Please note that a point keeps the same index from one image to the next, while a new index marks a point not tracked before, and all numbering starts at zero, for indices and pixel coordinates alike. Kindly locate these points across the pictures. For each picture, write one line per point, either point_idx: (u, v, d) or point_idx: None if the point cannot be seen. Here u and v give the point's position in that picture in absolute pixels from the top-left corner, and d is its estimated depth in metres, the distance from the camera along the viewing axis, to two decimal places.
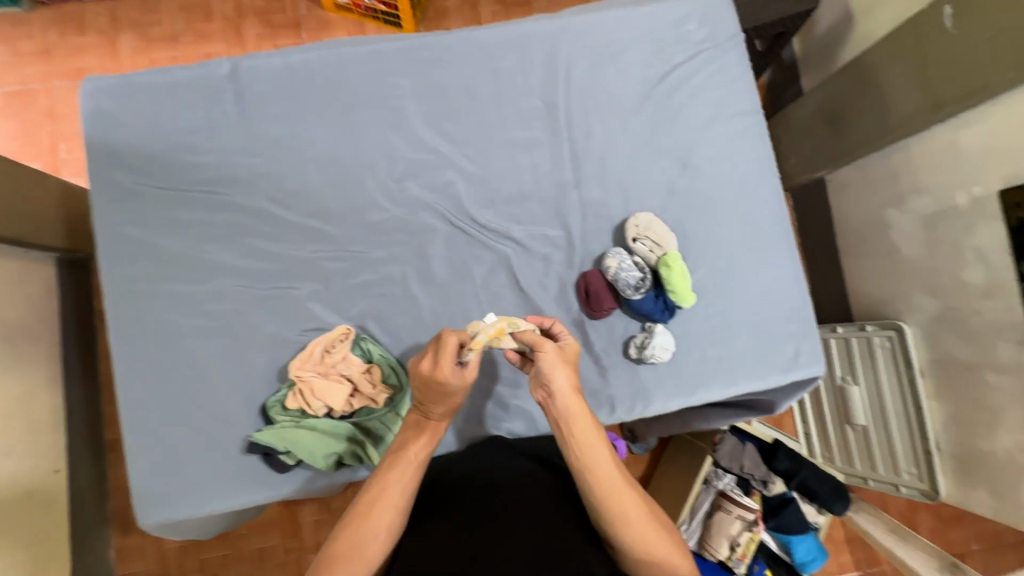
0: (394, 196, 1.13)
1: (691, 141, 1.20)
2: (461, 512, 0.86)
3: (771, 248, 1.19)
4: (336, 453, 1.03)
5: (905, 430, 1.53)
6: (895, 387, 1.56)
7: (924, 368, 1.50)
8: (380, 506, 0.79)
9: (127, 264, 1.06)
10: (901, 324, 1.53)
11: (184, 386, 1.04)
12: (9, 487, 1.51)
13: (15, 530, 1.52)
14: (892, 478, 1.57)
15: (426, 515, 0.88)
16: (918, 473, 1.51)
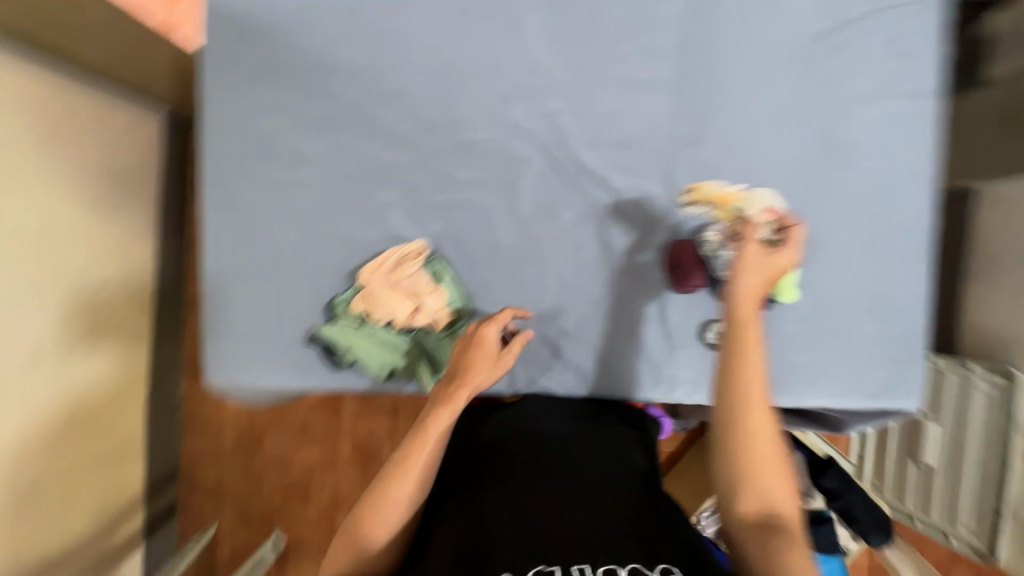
0: (494, 116, 1.05)
1: (841, 116, 1.02)
2: (501, 479, 0.86)
3: (900, 258, 1.03)
4: (390, 364, 1.06)
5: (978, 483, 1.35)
6: (982, 435, 1.35)
7: None
8: (398, 475, 0.81)
9: (225, 136, 1.06)
10: (1013, 370, 1.29)
11: (260, 266, 1.07)
12: (103, 316, 1.69)
13: (104, 355, 1.71)
14: (945, 526, 1.43)
15: (468, 474, 0.90)
16: (977, 529, 1.36)
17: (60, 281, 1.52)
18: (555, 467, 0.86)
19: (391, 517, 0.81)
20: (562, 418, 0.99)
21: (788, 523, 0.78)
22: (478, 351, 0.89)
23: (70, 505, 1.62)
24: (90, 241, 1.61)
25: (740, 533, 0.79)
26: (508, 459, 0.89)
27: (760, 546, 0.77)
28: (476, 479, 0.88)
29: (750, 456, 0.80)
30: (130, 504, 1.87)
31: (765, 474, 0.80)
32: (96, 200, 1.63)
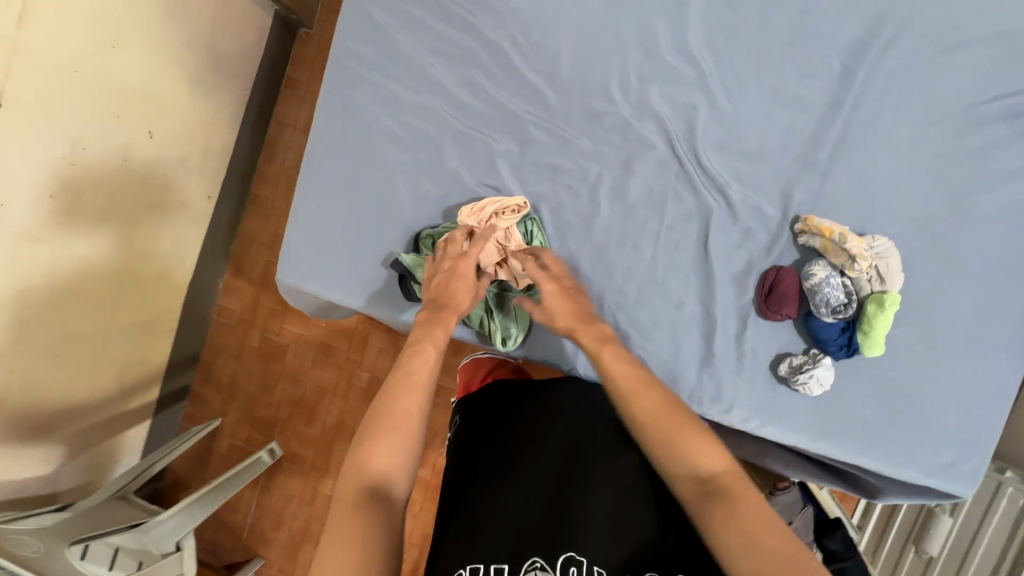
0: (629, 93, 1.03)
1: (981, 187, 0.98)
2: (520, 471, 0.84)
3: (997, 344, 1.00)
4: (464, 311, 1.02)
5: None
6: (994, 545, 1.29)
7: None
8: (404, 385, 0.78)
9: (358, 42, 1.05)
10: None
11: (359, 181, 1.06)
12: (174, 190, 1.71)
13: (164, 228, 1.73)
14: None
15: (490, 464, 0.88)
16: None
17: (147, 146, 1.55)
18: (577, 464, 0.83)
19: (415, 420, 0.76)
20: (603, 399, 0.93)
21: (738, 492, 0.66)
22: (458, 283, 0.92)
23: (105, 361, 1.66)
24: (182, 115, 1.63)
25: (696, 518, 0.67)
26: (529, 450, 0.87)
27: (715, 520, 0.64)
28: (496, 469, 0.86)
29: (663, 437, 0.74)
30: (152, 376, 1.91)
31: (687, 445, 0.72)
32: (196, 76, 1.64)
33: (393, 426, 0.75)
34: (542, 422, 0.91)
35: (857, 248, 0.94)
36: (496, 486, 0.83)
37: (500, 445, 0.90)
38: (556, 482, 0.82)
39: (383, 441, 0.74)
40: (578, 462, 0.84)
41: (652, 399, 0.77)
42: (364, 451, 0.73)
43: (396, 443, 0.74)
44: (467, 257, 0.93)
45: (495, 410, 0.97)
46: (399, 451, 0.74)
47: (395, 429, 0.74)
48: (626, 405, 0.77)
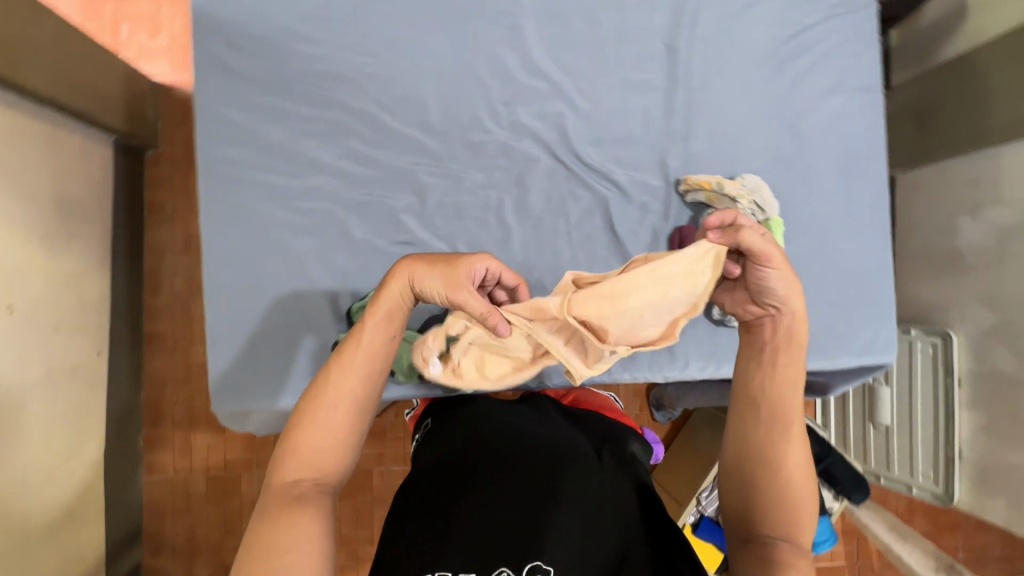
0: (500, 119, 1.10)
1: (806, 109, 1.16)
2: (478, 481, 0.83)
3: (865, 230, 1.18)
4: (418, 365, 1.03)
5: (930, 437, 1.57)
6: (929, 393, 1.59)
7: (964, 377, 1.54)
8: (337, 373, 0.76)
9: (225, 147, 1.03)
10: (950, 333, 1.55)
11: (271, 280, 1.04)
12: (57, 360, 1.53)
13: (57, 404, 1.53)
14: (906, 479, 1.63)
15: (450, 473, 0.86)
16: (934, 477, 1.57)
17: (13, 325, 1.38)
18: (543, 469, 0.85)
19: (348, 426, 0.75)
20: (562, 424, 0.97)
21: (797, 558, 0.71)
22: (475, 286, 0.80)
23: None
24: (42, 278, 1.47)
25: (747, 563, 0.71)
26: (489, 458, 0.87)
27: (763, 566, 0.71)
28: (450, 480, 0.84)
29: (781, 479, 0.74)
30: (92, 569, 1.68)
31: (793, 497, 0.74)
32: (48, 234, 1.49)
33: (334, 420, 0.74)
34: (506, 434, 0.91)
35: (735, 190, 1.07)
36: (450, 497, 0.82)
37: (455, 455, 0.89)
38: (517, 488, 0.82)
39: (315, 434, 0.73)
40: (546, 468, 0.85)
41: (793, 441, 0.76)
42: (305, 446, 0.72)
43: (324, 449, 0.73)
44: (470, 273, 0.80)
45: (448, 426, 0.96)
46: (334, 446, 0.74)
47: (321, 435, 0.73)
48: (760, 407, 0.77)
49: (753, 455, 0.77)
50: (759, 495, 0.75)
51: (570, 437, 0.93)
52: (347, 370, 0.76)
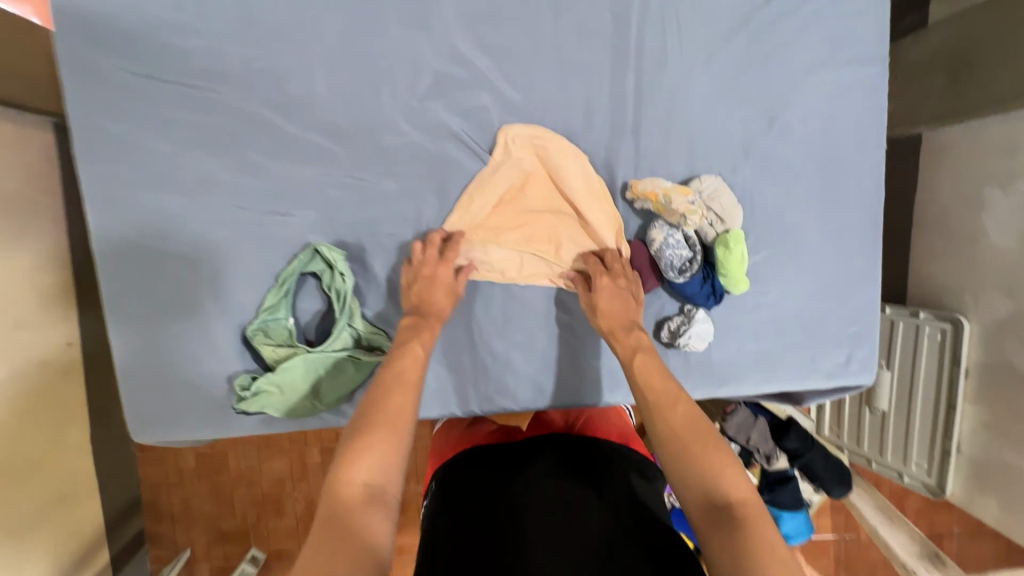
0: (415, 116, 0.94)
1: (787, 90, 0.96)
2: (481, 534, 0.73)
3: (851, 233, 1.01)
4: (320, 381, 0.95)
5: (927, 429, 1.46)
6: (931, 383, 1.45)
7: (971, 368, 1.38)
8: (393, 388, 0.75)
9: (106, 164, 0.92)
10: (961, 318, 1.37)
11: (172, 309, 0.96)
12: (25, 358, 1.51)
13: (31, 400, 1.54)
14: (898, 466, 1.53)
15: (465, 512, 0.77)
16: (928, 468, 1.46)
17: None
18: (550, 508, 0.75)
19: (413, 407, 0.74)
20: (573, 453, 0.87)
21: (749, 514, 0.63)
22: (433, 289, 0.90)
23: (28, 558, 1.51)
24: None
25: (710, 546, 0.64)
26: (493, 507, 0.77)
27: (736, 551, 0.61)
28: (450, 539, 0.73)
29: (698, 446, 0.70)
30: (93, 542, 1.79)
31: (710, 462, 0.68)
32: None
33: (402, 391, 0.74)
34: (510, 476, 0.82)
35: (683, 206, 0.91)
36: (452, 560, 0.70)
37: (460, 508, 0.79)
38: (526, 531, 0.72)
39: (390, 407, 0.71)
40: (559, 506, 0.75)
41: (677, 416, 0.74)
42: (379, 428, 0.69)
43: (395, 426, 0.69)
44: (445, 262, 0.92)
45: (451, 480, 0.85)
46: (403, 425, 0.70)
47: (395, 416, 0.70)
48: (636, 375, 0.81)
49: (654, 446, 0.74)
50: (682, 479, 0.70)
51: (578, 467, 0.83)
52: (406, 359, 0.80)
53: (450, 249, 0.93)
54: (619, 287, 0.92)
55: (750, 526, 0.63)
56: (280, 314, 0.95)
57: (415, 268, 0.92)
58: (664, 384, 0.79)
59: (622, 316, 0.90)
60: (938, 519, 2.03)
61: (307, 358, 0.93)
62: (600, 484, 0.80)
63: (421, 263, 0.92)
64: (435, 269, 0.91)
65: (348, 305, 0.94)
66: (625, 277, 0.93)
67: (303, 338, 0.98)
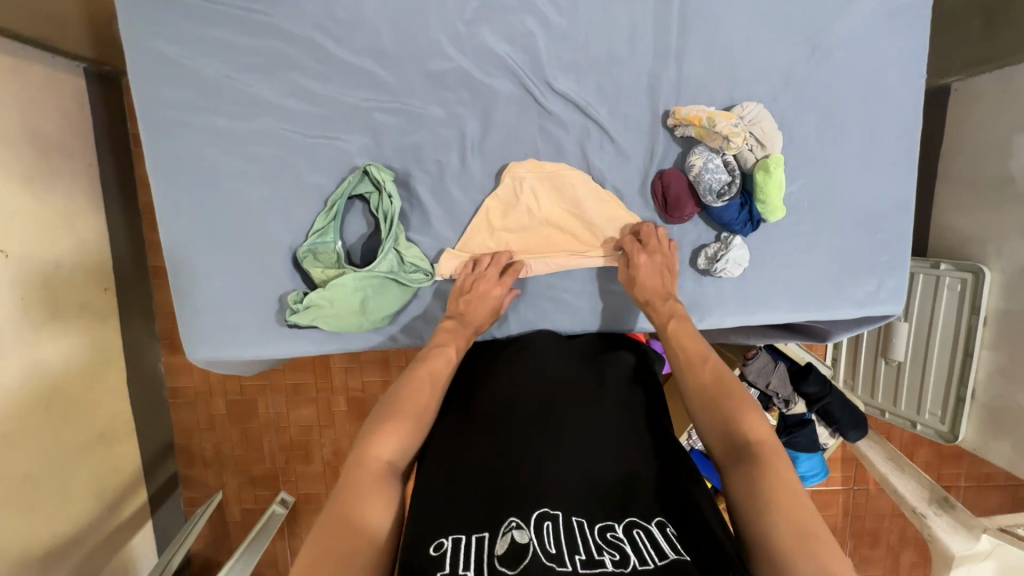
0: (461, 41, 0.94)
1: (831, 18, 0.96)
2: (489, 453, 0.82)
3: (887, 164, 1.03)
4: (362, 296, 0.96)
5: (943, 376, 1.48)
6: (949, 331, 1.47)
7: (990, 315, 1.40)
8: (417, 383, 0.86)
9: (160, 87, 0.94)
10: (983, 269, 1.39)
11: (225, 231, 0.99)
12: (62, 299, 1.56)
13: (71, 337, 1.60)
14: (912, 415, 1.57)
15: (482, 429, 0.85)
16: (941, 416, 1.50)
17: (9, 267, 1.37)
18: (547, 426, 0.85)
19: (433, 402, 0.85)
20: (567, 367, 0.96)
21: (767, 455, 0.73)
22: (482, 303, 0.97)
23: (72, 489, 1.59)
24: (32, 219, 1.44)
25: (734, 484, 0.74)
26: (492, 421, 0.87)
27: (755, 483, 0.71)
28: (468, 455, 0.82)
29: (725, 400, 0.80)
30: (132, 479, 1.88)
31: (735, 412, 0.78)
32: (29, 174, 1.42)
33: (427, 387, 0.85)
34: (505, 391, 0.91)
35: (726, 128, 0.92)
36: (472, 473, 0.79)
37: (465, 433, 0.86)
38: (526, 442, 0.83)
39: (414, 402, 0.83)
40: (554, 425, 0.86)
41: (706, 373, 0.84)
42: (400, 419, 0.81)
43: (414, 418, 0.82)
44: (502, 283, 0.99)
45: (460, 396, 0.93)
46: (421, 418, 0.83)
47: (414, 409, 0.82)
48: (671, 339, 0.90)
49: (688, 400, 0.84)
50: (711, 426, 0.80)
51: (576, 384, 0.93)
52: (438, 359, 0.90)
53: (508, 273, 1.00)
54: (651, 262, 0.97)
55: (765, 465, 0.72)
56: (328, 237, 0.98)
57: (473, 273, 0.99)
58: (694, 344, 0.88)
59: (656, 289, 0.95)
60: (946, 470, 2.09)
61: (355, 276, 0.95)
62: (598, 398, 0.90)
63: (477, 277, 0.99)
64: (490, 287, 0.98)
65: (395, 227, 0.97)
66: (661, 255, 0.97)
67: (351, 262, 1.02)
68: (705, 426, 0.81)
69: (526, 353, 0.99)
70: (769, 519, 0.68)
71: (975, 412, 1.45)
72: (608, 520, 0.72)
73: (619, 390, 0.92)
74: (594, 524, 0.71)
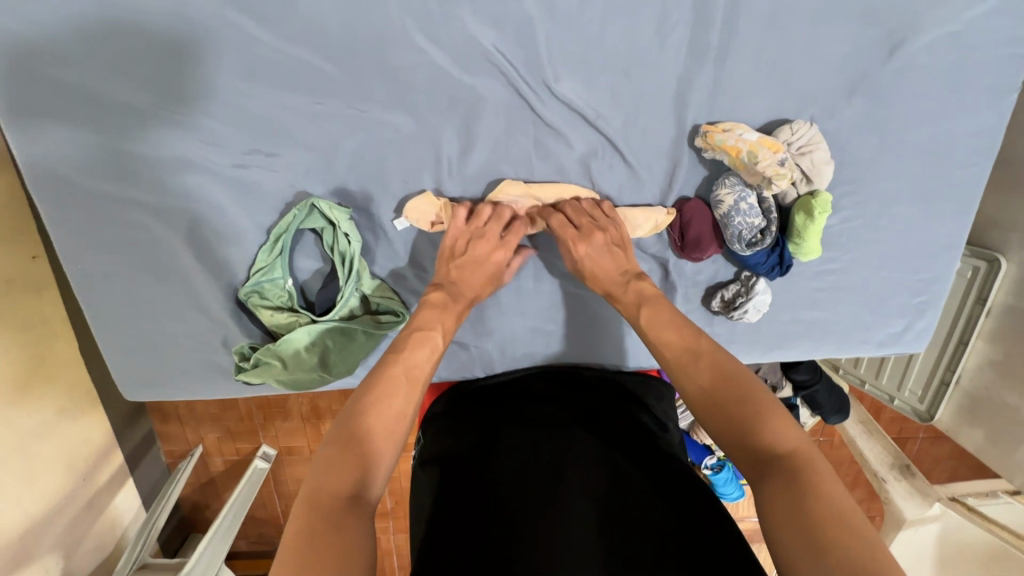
0: (433, 25, 0.70)
1: (920, 8, 0.73)
2: (479, 500, 0.67)
3: (944, 195, 0.86)
4: (323, 349, 0.82)
5: (932, 359, 1.26)
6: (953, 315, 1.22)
7: (995, 307, 1.15)
8: (390, 388, 0.66)
9: (25, 85, 0.70)
10: (999, 258, 1.12)
11: (147, 266, 0.81)
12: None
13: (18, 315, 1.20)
14: (889, 390, 1.34)
15: (475, 467, 0.71)
16: (920, 395, 1.28)
17: None
18: (553, 470, 0.69)
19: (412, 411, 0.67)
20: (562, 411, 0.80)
21: (803, 466, 0.58)
22: (477, 271, 0.80)
23: (39, 473, 1.30)
24: None
25: (766, 500, 0.57)
26: (485, 474, 0.70)
27: (795, 505, 0.55)
28: (455, 501, 0.67)
29: (734, 402, 0.65)
30: (105, 448, 1.56)
31: (758, 414, 0.63)
32: None
33: (406, 391, 0.67)
34: (500, 430, 0.76)
35: (771, 167, 0.74)
36: (461, 521, 0.64)
37: (456, 474, 0.71)
38: (523, 485, 0.68)
39: (390, 411, 0.65)
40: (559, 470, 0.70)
41: (705, 373, 0.68)
42: (373, 435, 0.62)
43: (390, 433, 0.63)
44: (505, 246, 0.80)
45: (450, 432, 0.78)
46: (397, 432, 0.64)
47: (390, 423, 0.64)
48: (654, 322, 0.74)
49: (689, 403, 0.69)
50: (725, 433, 0.64)
51: (580, 416, 0.79)
52: (421, 351, 0.72)
53: (513, 229, 0.79)
54: (595, 245, 0.79)
55: (806, 480, 0.56)
56: (275, 274, 0.81)
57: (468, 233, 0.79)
58: (681, 335, 0.72)
59: (613, 275, 0.79)
60: None
61: (310, 328, 0.80)
62: (607, 429, 0.76)
63: (474, 236, 0.79)
64: (490, 251, 0.79)
65: (355, 268, 0.80)
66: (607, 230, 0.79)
67: (306, 300, 0.85)
68: (720, 432, 0.65)
69: (518, 399, 0.83)
70: (826, 557, 0.51)
71: (956, 397, 1.25)
72: None
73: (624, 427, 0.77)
74: None
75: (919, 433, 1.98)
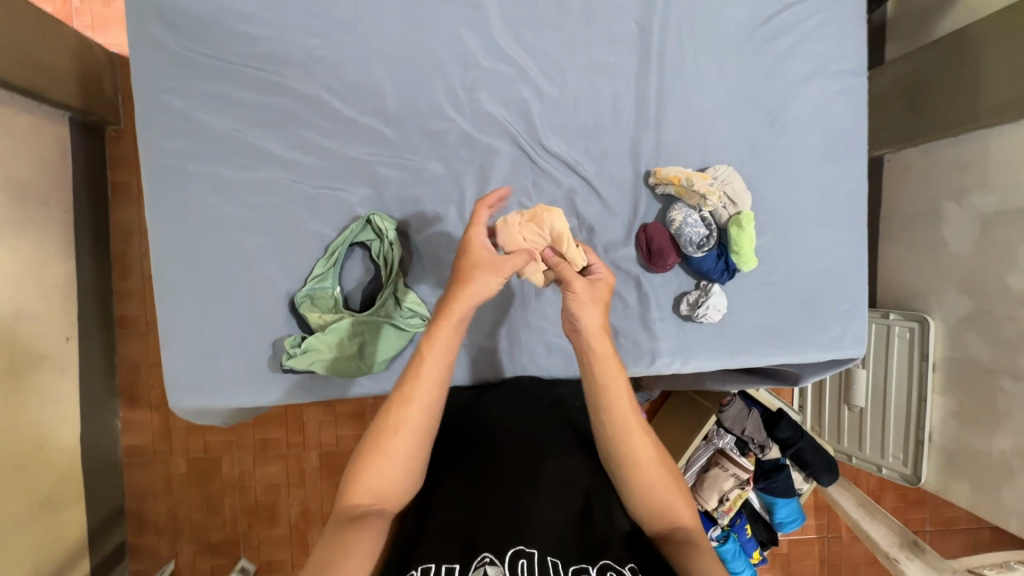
0: (462, 105, 1.03)
1: (783, 99, 1.11)
2: (463, 498, 0.82)
3: (839, 222, 1.14)
4: (361, 337, 0.99)
5: (901, 418, 1.37)
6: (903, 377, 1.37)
7: (938, 361, 1.33)
8: (406, 401, 0.76)
9: (167, 137, 0.96)
10: (927, 318, 1.33)
11: (221, 276, 0.99)
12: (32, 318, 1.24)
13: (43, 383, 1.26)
14: (875, 459, 1.43)
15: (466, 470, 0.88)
16: (903, 458, 1.37)
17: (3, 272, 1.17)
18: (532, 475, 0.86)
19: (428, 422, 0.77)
20: (531, 422, 0.97)
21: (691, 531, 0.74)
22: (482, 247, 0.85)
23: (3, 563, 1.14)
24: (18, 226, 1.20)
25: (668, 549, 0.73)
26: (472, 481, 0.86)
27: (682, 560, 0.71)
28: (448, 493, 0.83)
29: (652, 458, 0.80)
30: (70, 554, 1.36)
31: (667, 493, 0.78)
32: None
33: (416, 406, 0.76)
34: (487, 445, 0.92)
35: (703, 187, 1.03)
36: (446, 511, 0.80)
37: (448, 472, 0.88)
38: (501, 487, 0.83)
39: (403, 422, 0.75)
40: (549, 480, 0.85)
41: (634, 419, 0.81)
42: (389, 439, 0.74)
43: (408, 439, 0.75)
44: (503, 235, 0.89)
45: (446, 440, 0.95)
46: (416, 441, 0.75)
47: (404, 430, 0.75)
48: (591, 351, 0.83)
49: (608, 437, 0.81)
50: (638, 483, 0.78)
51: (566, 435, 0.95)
52: (427, 363, 0.78)
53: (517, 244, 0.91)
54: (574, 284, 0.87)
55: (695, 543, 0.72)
56: (327, 283, 1.00)
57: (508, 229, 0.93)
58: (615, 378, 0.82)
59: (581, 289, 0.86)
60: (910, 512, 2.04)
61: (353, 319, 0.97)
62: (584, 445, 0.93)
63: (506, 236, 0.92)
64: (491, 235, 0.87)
65: (395, 271, 1.01)
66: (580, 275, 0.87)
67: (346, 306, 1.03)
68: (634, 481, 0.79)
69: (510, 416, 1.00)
70: None
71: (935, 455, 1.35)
72: (582, 562, 0.69)
73: (579, 439, 0.94)
74: (569, 564, 0.68)
75: (924, 525, 1.89)
